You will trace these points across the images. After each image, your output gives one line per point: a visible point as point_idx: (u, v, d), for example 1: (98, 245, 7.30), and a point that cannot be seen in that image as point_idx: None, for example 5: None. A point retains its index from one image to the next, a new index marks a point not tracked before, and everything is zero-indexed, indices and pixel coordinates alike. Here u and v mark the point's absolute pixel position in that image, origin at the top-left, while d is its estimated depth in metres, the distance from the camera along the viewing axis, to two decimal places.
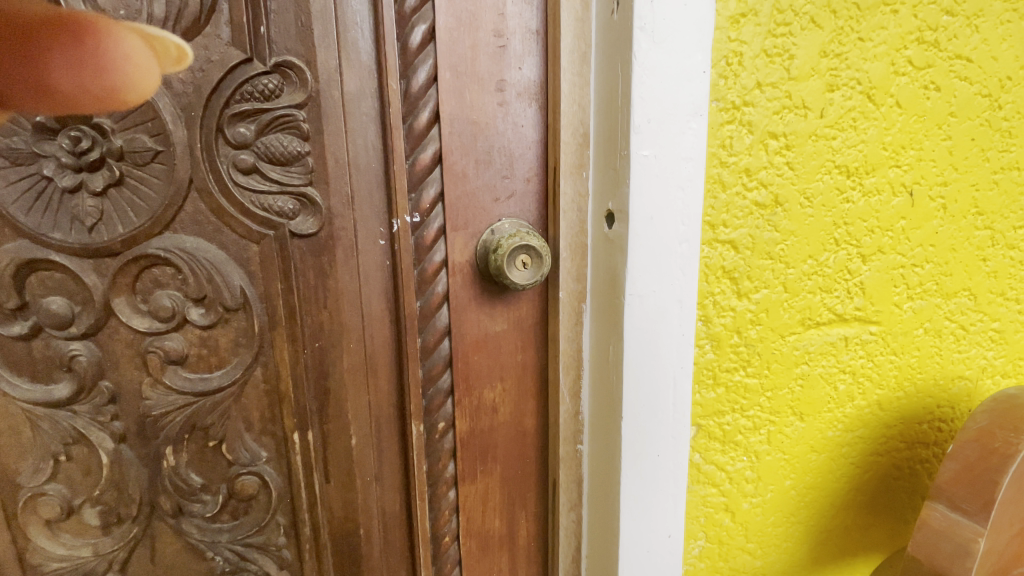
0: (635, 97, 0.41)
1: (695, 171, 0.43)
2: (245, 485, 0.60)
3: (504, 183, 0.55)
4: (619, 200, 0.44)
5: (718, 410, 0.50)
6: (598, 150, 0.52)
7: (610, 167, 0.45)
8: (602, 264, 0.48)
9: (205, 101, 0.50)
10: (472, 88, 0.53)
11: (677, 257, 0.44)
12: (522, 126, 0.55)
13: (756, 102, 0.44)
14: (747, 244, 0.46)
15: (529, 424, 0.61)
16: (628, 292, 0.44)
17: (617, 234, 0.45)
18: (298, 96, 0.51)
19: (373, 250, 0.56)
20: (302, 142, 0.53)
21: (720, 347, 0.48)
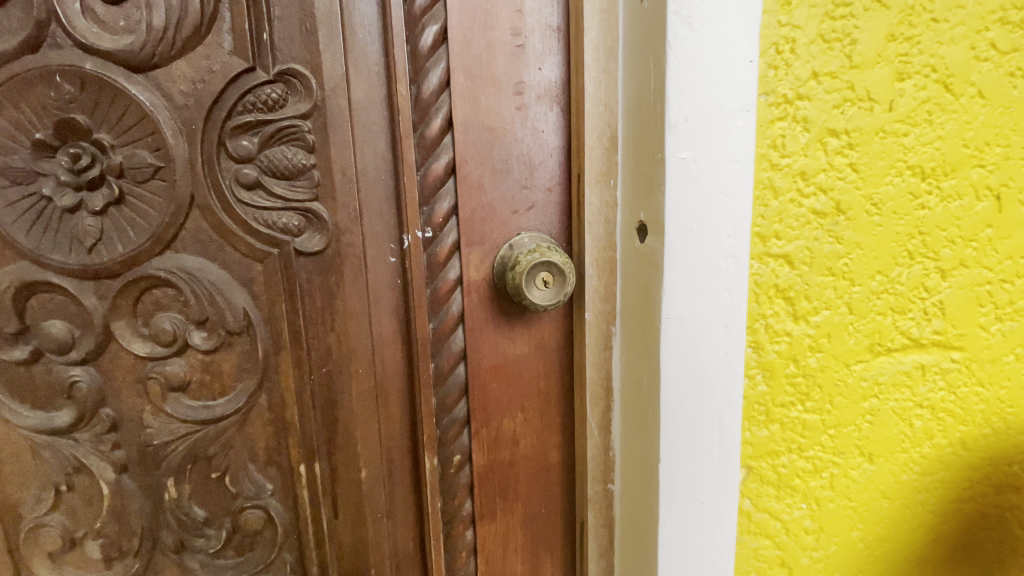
0: (669, 92, 0.36)
1: (742, 175, 0.37)
2: (249, 519, 0.56)
3: (523, 193, 0.51)
4: (654, 209, 0.38)
5: (773, 450, 0.43)
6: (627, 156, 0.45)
7: (644, 172, 0.39)
8: (635, 282, 0.42)
9: (206, 113, 0.48)
10: (487, 91, 0.48)
11: (722, 275, 0.38)
12: (542, 132, 0.50)
13: (812, 95, 0.38)
14: (804, 259, 0.39)
15: (553, 457, 0.55)
16: (664, 315, 0.38)
17: (651, 248, 0.39)
18: (303, 106, 0.48)
19: (383, 269, 0.52)
20: (307, 155, 0.49)
21: (774, 378, 0.41)
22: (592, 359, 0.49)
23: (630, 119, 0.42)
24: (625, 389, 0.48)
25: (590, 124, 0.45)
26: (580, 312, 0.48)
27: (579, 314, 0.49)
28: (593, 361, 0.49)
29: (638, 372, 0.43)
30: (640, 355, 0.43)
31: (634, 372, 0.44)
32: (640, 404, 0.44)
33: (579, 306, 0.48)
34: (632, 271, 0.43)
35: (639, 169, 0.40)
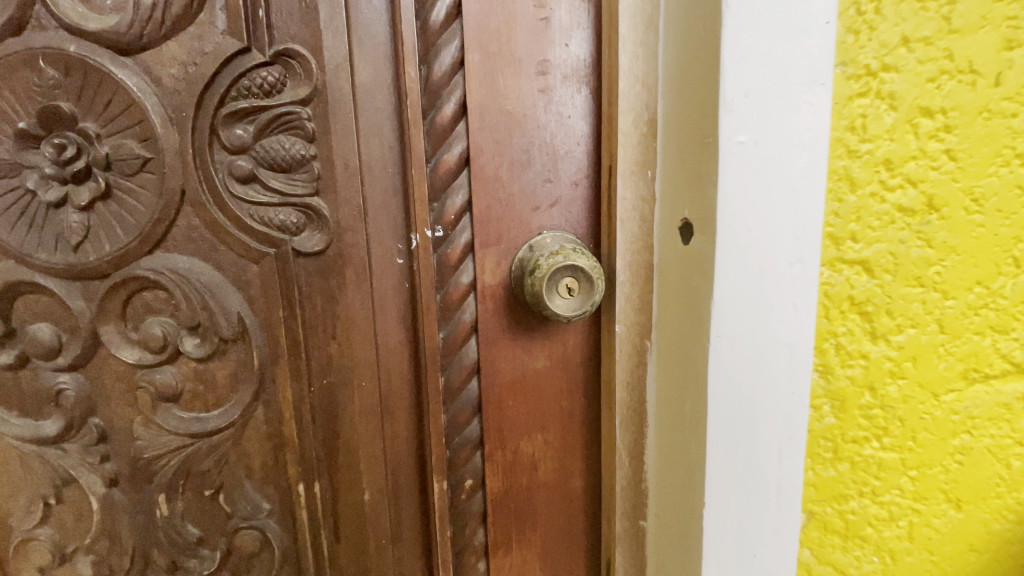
0: (725, 61, 0.29)
1: (813, 164, 0.30)
2: (245, 541, 0.52)
3: (546, 187, 0.45)
4: (704, 205, 0.31)
5: (841, 493, 0.36)
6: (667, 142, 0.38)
7: (691, 160, 0.33)
8: (676, 291, 0.36)
9: (198, 99, 0.43)
10: (506, 71, 0.43)
11: (785, 285, 0.31)
12: (568, 117, 0.44)
13: (901, 65, 0.31)
14: (886, 266, 0.33)
15: (576, 484, 0.49)
16: (713, 332, 0.32)
17: (698, 251, 0.32)
18: (302, 91, 0.44)
19: (388, 271, 0.46)
20: (306, 145, 0.44)
21: (844, 409, 0.34)
22: (622, 378, 0.43)
23: (673, 100, 0.36)
24: (661, 413, 0.41)
25: (625, 105, 0.39)
26: (610, 324, 0.42)
27: (608, 326, 0.42)
28: (624, 380, 0.43)
29: (679, 396, 0.37)
30: (682, 376, 0.36)
31: (675, 394, 0.38)
32: (681, 434, 0.37)
33: (609, 317, 0.42)
34: (672, 277, 0.37)
35: (685, 157, 0.34)
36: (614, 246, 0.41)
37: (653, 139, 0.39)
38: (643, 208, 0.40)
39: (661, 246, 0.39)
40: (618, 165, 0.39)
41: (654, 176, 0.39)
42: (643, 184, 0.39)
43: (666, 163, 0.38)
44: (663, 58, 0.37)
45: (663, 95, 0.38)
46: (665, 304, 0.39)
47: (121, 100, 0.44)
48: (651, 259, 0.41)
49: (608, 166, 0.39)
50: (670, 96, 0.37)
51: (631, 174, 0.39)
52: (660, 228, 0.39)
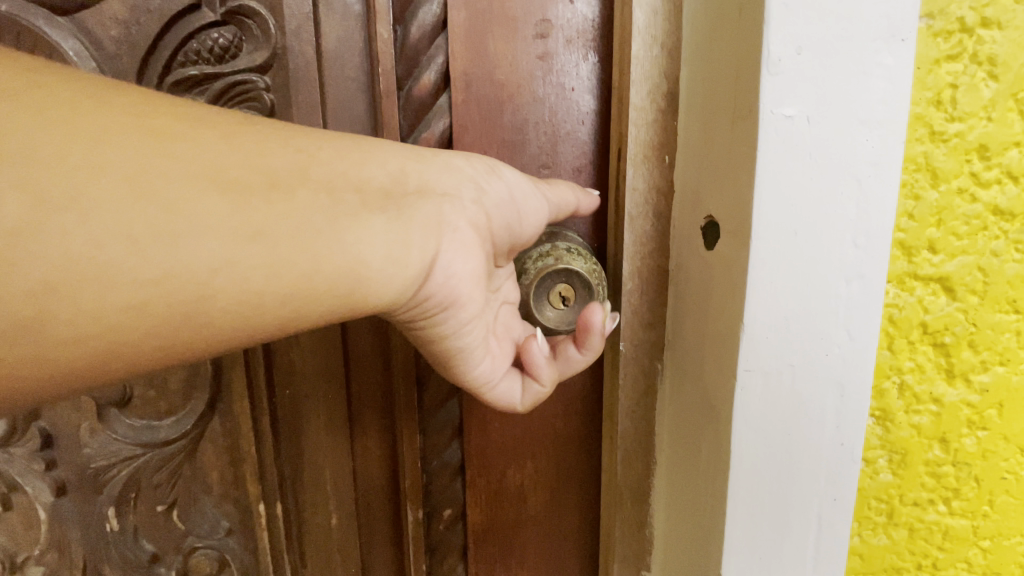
0: (773, 4, 0.21)
1: (885, 147, 0.22)
2: (203, 561, 0.47)
3: (543, 174, 0.38)
4: (736, 202, 0.24)
5: (894, 566, 0.29)
6: (687, 120, 0.30)
7: (721, 143, 0.25)
8: (696, 308, 0.29)
9: (140, 64, 0.37)
10: (497, 34, 0.36)
11: (837, 307, 0.24)
12: (570, 90, 0.37)
13: (1012, 16, 0.23)
14: (972, 285, 0.25)
15: (570, 517, 0.43)
16: (742, 367, 0.24)
17: (726, 260, 0.25)
18: (260, 56, 0.37)
19: None
20: (265, 120, 0.38)
21: (905, 465, 0.27)
22: (626, 407, 0.35)
23: (697, 67, 0.29)
24: (672, 450, 0.34)
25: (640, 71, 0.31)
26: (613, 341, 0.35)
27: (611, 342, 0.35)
28: (628, 410, 0.35)
29: (695, 438, 0.30)
30: (699, 414, 0.29)
31: (688, 431, 0.31)
32: (694, 483, 0.30)
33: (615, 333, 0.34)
34: (690, 290, 0.30)
35: (713, 138, 0.26)
36: (622, 247, 0.33)
37: (672, 115, 0.31)
38: (658, 201, 0.32)
39: (677, 251, 0.32)
40: (628, 148, 0.31)
41: (673, 162, 0.32)
42: (658, 172, 0.32)
43: (688, 147, 0.30)
44: (687, 13, 0.30)
45: (685, 60, 0.30)
46: (679, 321, 0.32)
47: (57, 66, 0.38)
48: (664, 264, 0.33)
49: (615, 148, 0.32)
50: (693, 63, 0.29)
51: (643, 159, 0.31)
52: (676, 228, 0.32)
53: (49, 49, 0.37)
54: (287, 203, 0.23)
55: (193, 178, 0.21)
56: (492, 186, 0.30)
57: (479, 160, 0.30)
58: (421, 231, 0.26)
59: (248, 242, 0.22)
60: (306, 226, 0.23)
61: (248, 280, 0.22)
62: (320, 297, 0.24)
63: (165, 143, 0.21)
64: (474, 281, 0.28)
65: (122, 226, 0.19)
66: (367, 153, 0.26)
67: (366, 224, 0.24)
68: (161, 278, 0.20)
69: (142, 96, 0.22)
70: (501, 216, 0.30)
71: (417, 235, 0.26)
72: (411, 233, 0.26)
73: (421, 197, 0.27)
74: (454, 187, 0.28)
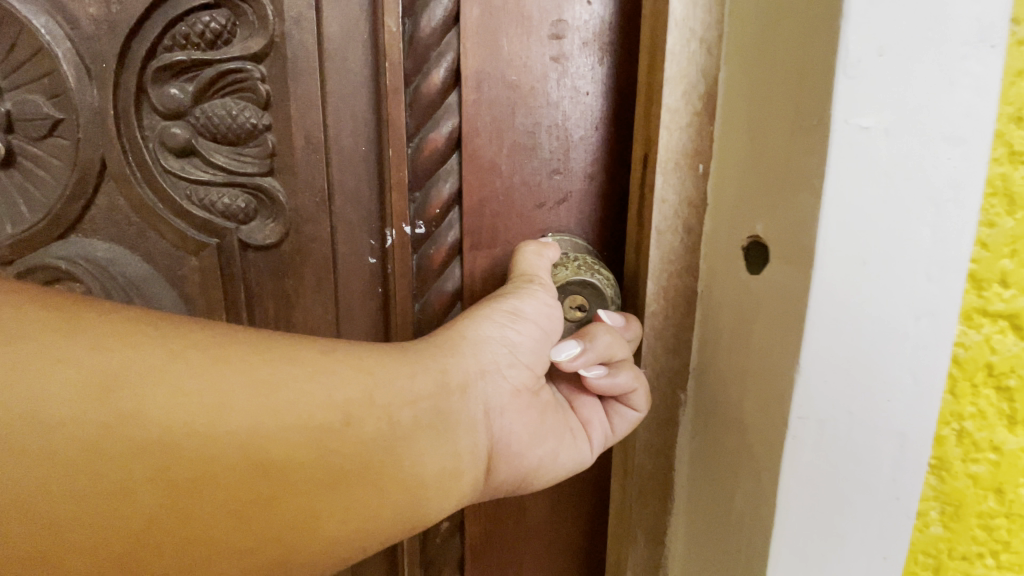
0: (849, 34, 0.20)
1: (964, 163, 0.21)
2: None
3: (553, 181, 0.36)
4: (794, 234, 0.23)
5: None
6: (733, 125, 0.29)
7: (774, 170, 0.25)
8: (740, 319, 0.28)
9: (122, 46, 0.34)
10: (510, 30, 0.34)
11: (903, 326, 0.23)
12: (585, 95, 0.35)
13: None
14: None
15: (571, 532, 0.42)
16: (795, 415, 0.23)
17: (777, 291, 0.24)
18: (255, 44, 0.35)
19: (358, 274, 0.38)
20: (259, 112, 0.36)
21: (957, 517, 0.27)
22: (643, 441, 0.35)
23: (741, 80, 0.27)
24: (698, 468, 0.33)
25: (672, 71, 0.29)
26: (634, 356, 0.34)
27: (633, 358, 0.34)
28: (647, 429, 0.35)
29: (733, 454, 0.29)
30: (734, 449, 0.28)
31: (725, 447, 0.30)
32: (728, 503, 0.29)
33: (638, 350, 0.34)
34: (728, 314, 0.29)
35: (767, 145, 0.25)
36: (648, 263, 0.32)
37: (708, 120, 0.30)
38: (688, 215, 0.31)
39: (710, 268, 0.31)
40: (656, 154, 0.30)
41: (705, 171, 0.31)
42: (690, 182, 0.31)
43: (728, 163, 0.29)
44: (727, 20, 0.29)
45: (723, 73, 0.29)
46: (713, 335, 0.31)
47: (28, 44, 0.34)
48: (687, 277, 0.32)
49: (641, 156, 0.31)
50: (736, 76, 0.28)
51: (674, 169, 0.30)
52: (711, 246, 0.31)
53: (19, 25, 0.34)
54: (356, 434, 0.24)
55: (271, 438, 0.21)
56: (520, 337, 0.30)
57: (501, 311, 0.30)
58: (470, 430, 0.28)
59: (324, 488, 0.23)
60: (371, 456, 0.24)
61: (334, 528, 0.23)
62: (393, 517, 0.25)
63: (210, 401, 0.20)
64: (523, 448, 0.31)
65: (214, 513, 0.20)
66: (411, 357, 0.27)
67: (421, 443, 0.26)
68: (253, 546, 0.21)
69: (178, 339, 0.21)
70: (537, 357, 0.31)
71: (466, 431, 0.28)
72: (460, 434, 0.28)
73: (465, 392, 0.28)
74: (490, 365, 0.30)
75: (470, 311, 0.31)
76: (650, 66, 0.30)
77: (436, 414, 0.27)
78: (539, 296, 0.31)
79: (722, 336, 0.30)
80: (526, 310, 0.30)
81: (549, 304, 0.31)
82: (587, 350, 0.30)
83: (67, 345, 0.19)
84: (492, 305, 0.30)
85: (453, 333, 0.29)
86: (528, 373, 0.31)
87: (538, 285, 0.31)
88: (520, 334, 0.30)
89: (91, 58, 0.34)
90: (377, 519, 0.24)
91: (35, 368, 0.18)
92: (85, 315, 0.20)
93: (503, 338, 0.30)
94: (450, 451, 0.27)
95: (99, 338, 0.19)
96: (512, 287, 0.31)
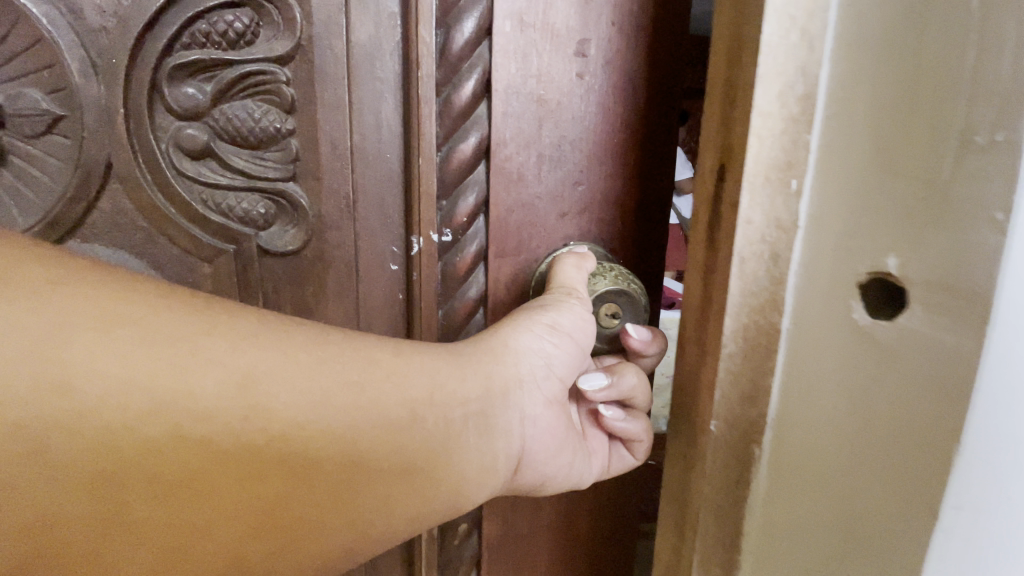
0: None
1: None
2: None
3: (576, 192, 0.38)
4: (973, 293, 0.17)
5: None
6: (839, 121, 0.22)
7: (934, 206, 0.19)
8: (846, 368, 0.22)
9: (135, 41, 0.32)
10: (542, 47, 0.35)
11: None
12: (609, 111, 0.37)
13: None
14: None
15: (583, 526, 0.44)
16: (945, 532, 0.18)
17: (942, 361, 0.18)
18: (280, 46, 0.34)
19: (379, 281, 0.38)
20: (282, 116, 0.35)
21: None
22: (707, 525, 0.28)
23: (867, 81, 0.21)
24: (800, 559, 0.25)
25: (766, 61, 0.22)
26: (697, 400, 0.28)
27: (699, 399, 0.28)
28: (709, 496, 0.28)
29: (839, 538, 0.22)
30: (828, 552, 0.23)
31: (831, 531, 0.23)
32: None
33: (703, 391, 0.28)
34: (829, 359, 0.23)
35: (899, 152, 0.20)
36: (725, 295, 0.25)
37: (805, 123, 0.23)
38: (777, 239, 0.24)
39: (801, 316, 0.25)
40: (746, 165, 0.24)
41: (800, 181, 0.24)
42: (782, 202, 0.24)
43: (837, 189, 0.22)
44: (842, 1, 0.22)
45: (829, 77, 0.22)
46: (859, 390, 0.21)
47: (25, 34, 0.32)
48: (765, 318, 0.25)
49: (715, 165, 0.26)
50: (861, 85, 0.21)
51: (762, 185, 0.24)
52: (804, 289, 0.24)
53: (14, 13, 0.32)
54: (417, 432, 0.29)
55: (356, 433, 0.27)
56: (556, 347, 0.33)
57: (540, 324, 0.33)
58: (506, 429, 0.33)
59: (397, 471, 0.28)
60: (428, 450, 0.29)
61: (399, 506, 0.29)
62: (441, 502, 0.30)
63: (318, 403, 0.26)
64: (553, 447, 0.35)
65: (319, 490, 0.26)
66: (459, 364, 0.31)
67: (464, 440, 0.31)
68: (342, 518, 0.27)
69: (284, 353, 0.26)
70: (570, 365, 0.35)
71: (505, 429, 0.33)
72: (497, 433, 0.32)
73: (503, 398, 0.32)
74: (527, 372, 0.33)
75: (512, 320, 0.34)
76: (736, 61, 0.24)
77: (478, 416, 0.31)
78: (575, 309, 0.33)
79: (817, 388, 0.23)
80: (563, 323, 0.33)
81: (583, 315, 0.34)
82: (612, 387, 0.36)
83: (202, 362, 0.23)
84: (534, 320, 0.33)
85: (494, 341, 0.33)
86: (559, 385, 0.35)
87: (576, 298, 0.34)
88: (554, 345, 0.33)
89: (95, 53, 0.32)
90: (423, 510, 0.30)
91: (197, 365, 0.23)
92: (209, 333, 0.24)
93: (539, 349, 0.33)
94: (487, 447, 0.32)
95: (238, 342, 0.25)
96: (551, 298, 0.33)
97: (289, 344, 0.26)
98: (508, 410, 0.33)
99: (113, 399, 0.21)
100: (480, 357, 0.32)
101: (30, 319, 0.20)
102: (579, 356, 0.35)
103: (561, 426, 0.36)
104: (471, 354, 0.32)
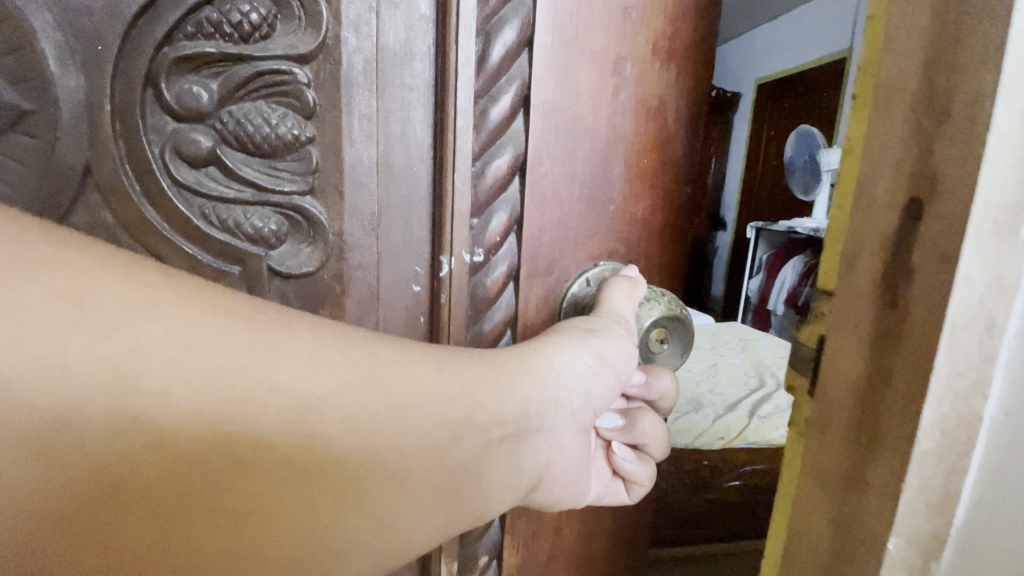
0: None
1: None
2: None
3: (608, 211, 0.37)
4: None
5: None
6: None
7: None
8: None
9: (127, 26, 0.28)
10: (581, 63, 0.33)
11: None
12: (643, 130, 0.36)
13: None
14: None
15: (602, 549, 0.43)
16: None
17: None
18: (301, 43, 0.30)
19: (400, 301, 0.35)
20: (301, 123, 0.31)
21: None
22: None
23: None
24: None
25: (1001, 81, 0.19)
26: (860, 494, 0.24)
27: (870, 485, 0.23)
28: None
29: None
30: None
31: None
32: None
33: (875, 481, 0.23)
34: None
35: None
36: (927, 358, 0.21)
37: None
38: (996, 303, 0.21)
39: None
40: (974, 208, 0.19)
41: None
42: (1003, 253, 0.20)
43: None
44: None
45: None
46: None
47: None
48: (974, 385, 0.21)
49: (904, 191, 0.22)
50: None
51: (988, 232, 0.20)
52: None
53: None
54: (448, 457, 0.25)
55: (386, 458, 0.24)
56: (600, 375, 0.31)
57: (591, 350, 0.30)
58: (536, 447, 0.30)
59: (423, 498, 0.25)
60: (455, 474, 0.26)
61: (422, 532, 0.25)
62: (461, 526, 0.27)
63: (360, 431, 0.23)
64: (574, 459, 0.33)
65: (340, 520, 0.23)
66: (496, 376, 0.28)
67: (493, 460, 0.27)
68: (358, 551, 0.23)
69: (332, 390, 0.22)
70: (608, 389, 0.32)
71: (535, 448, 0.30)
72: (525, 453, 0.29)
73: (539, 418, 0.29)
74: (565, 393, 0.30)
75: (554, 336, 0.31)
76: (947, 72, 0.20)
77: (511, 437, 0.28)
78: (623, 342, 0.31)
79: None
80: (609, 351, 0.31)
81: (628, 344, 0.32)
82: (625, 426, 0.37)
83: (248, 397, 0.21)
84: (584, 344, 0.30)
85: (529, 350, 0.30)
86: (591, 412, 0.33)
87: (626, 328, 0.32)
88: (592, 365, 0.30)
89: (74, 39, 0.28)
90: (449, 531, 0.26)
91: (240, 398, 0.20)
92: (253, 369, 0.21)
93: (580, 369, 0.30)
94: (514, 469, 0.29)
95: (278, 365, 0.22)
96: (600, 325, 0.32)
97: (332, 376, 0.23)
98: (540, 429, 0.30)
99: (159, 428, 0.19)
100: (520, 374, 0.29)
101: (105, 348, 0.18)
102: (617, 377, 0.32)
103: (581, 438, 0.34)
104: (510, 368, 0.29)
